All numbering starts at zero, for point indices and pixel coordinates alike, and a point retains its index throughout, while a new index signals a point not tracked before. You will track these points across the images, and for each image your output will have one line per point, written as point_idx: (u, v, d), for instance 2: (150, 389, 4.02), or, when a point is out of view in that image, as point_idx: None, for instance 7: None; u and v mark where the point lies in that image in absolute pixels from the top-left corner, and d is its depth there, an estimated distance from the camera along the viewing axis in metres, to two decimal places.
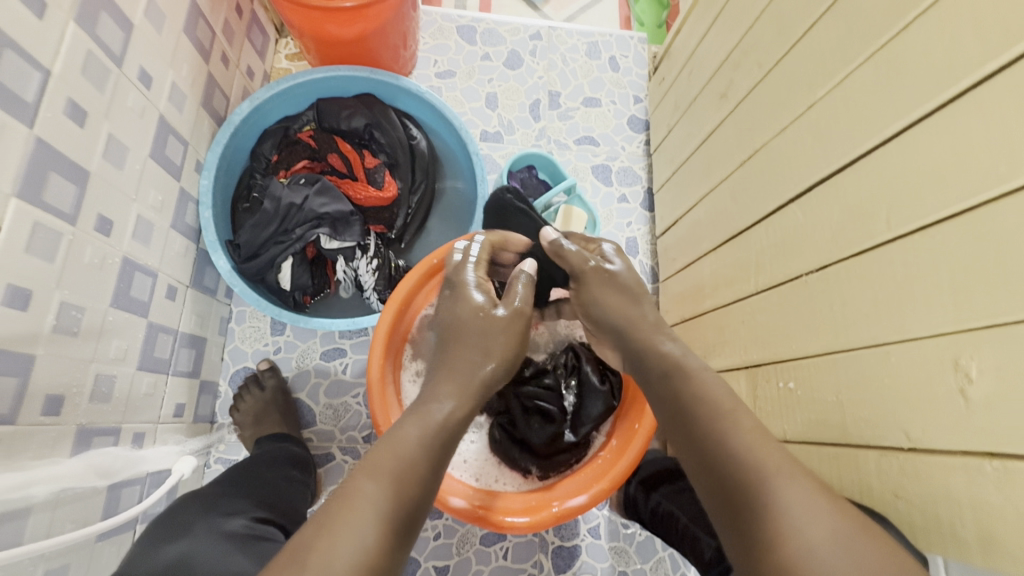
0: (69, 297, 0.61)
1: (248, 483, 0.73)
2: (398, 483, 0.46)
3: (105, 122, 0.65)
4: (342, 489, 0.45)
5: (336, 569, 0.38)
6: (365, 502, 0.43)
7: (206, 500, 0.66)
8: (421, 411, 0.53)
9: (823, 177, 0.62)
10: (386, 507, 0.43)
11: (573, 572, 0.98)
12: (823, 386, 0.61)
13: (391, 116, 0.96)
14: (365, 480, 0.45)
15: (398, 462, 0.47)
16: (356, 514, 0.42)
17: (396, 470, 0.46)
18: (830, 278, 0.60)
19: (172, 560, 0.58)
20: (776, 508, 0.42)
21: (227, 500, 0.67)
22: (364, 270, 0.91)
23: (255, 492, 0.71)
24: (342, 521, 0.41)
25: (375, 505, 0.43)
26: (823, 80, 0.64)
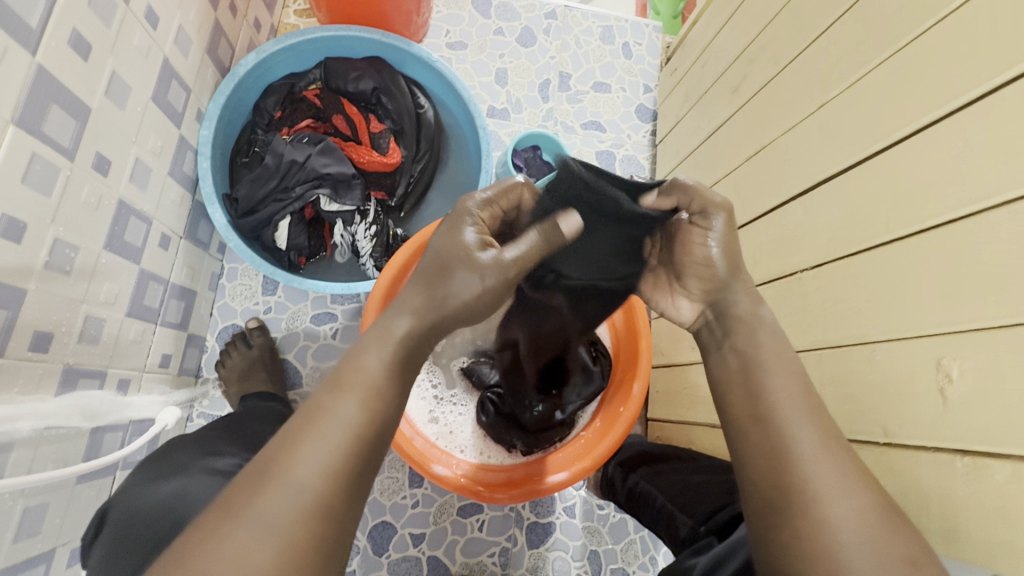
0: (64, 235, 0.60)
1: (241, 432, 0.73)
2: (363, 402, 0.40)
3: (109, 59, 0.63)
4: (307, 407, 0.40)
5: (300, 489, 0.35)
6: (328, 421, 0.39)
7: (203, 444, 0.67)
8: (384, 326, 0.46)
9: (829, 175, 0.63)
10: (352, 423, 0.39)
11: (546, 548, 1.00)
12: (807, 381, 0.62)
13: (400, 82, 0.95)
14: (329, 398, 0.40)
15: (363, 377, 0.42)
16: (317, 438, 0.38)
17: (362, 388, 0.41)
18: (824, 276, 0.61)
19: (164, 496, 0.58)
20: (805, 484, 0.41)
21: (221, 443, 0.68)
22: (362, 236, 0.89)
23: (249, 440, 0.72)
24: (306, 439, 0.38)
25: (340, 428, 0.39)
26: (840, 78, 0.64)
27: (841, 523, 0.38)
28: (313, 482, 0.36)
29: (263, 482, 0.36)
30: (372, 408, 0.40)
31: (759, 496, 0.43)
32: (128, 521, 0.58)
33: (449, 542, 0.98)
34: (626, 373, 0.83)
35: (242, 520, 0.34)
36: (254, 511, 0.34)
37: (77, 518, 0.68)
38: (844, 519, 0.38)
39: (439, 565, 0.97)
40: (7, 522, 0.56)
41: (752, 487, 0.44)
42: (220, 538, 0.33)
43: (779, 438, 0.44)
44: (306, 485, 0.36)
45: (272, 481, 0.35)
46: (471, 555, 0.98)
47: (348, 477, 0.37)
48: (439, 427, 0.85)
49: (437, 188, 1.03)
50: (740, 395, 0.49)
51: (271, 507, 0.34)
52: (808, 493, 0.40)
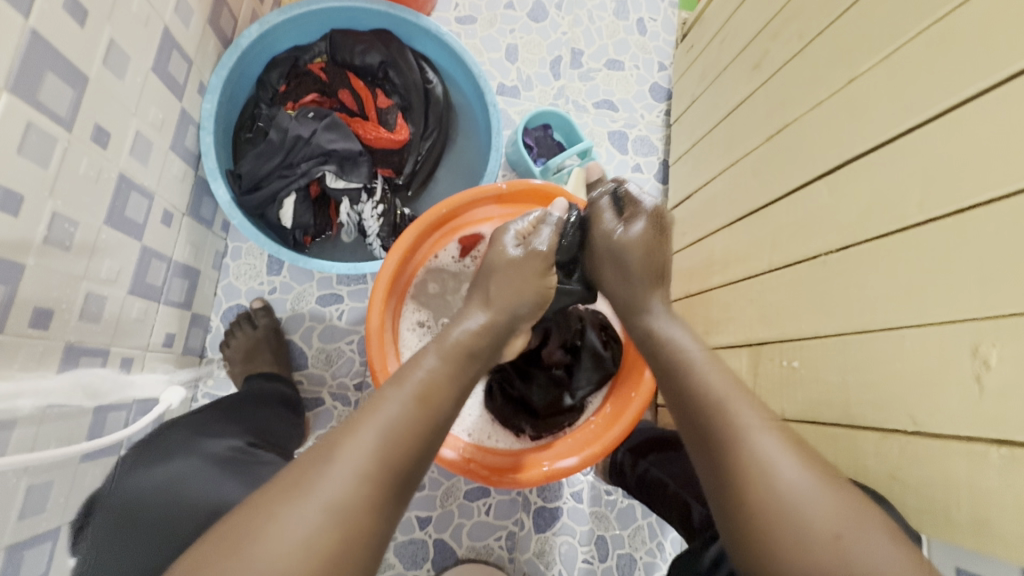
0: (62, 209, 0.58)
1: (238, 413, 0.72)
2: (416, 401, 0.48)
3: (107, 26, 0.60)
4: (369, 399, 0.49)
5: (359, 467, 0.43)
6: (385, 411, 0.47)
7: (194, 424, 0.66)
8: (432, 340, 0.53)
9: (858, 154, 0.60)
10: (403, 417, 0.47)
11: (553, 532, 0.99)
12: (828, 368, 0.60)
13: (408, 56, 0.92)
14: (387, 392, 0.48)
15: (417, 376, 0.51)
16: (373, 425, 0.46)
17: (414, 388, 0.49)
18: (850, 259, 0.59)
19: (161, 480, 0.58)
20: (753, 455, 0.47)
21: (217, 425, 0.67)
22: (369, 215, 0.87)
23: (245, 421, 0.71)
24: (366, 425, 0.45)
25: (395, 417, 0.47)
26: (872, 51, 0.60)
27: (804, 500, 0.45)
28: (366, 462, 0.43)
29: (330, 460, 0.43)
30: (425, 405, 0.49)
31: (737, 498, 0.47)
32: (127, 506, 0.57)
33: (456, 525, 0.97)
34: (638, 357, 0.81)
35: (313, 492, 0.41)
36: (321, 486, 0.41)
37: (83, 497, 0.67)
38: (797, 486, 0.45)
39: (445, 547, 0.97)
40: (12, 500, 0.56)
41: (689, 442, 0.52)
42: (292, 507, 0.40)
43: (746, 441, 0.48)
44: (363, 465, 0.43)
45: (337, 460, 0.43)
46: (477, 539, 0.98)
47: (400, 460, 0.45)
48: None
49: (445, 167, 1.00)
50: (658, 367, 0.58)
51: (335, 481, 0.42)
52: (759, 464, 0.46)
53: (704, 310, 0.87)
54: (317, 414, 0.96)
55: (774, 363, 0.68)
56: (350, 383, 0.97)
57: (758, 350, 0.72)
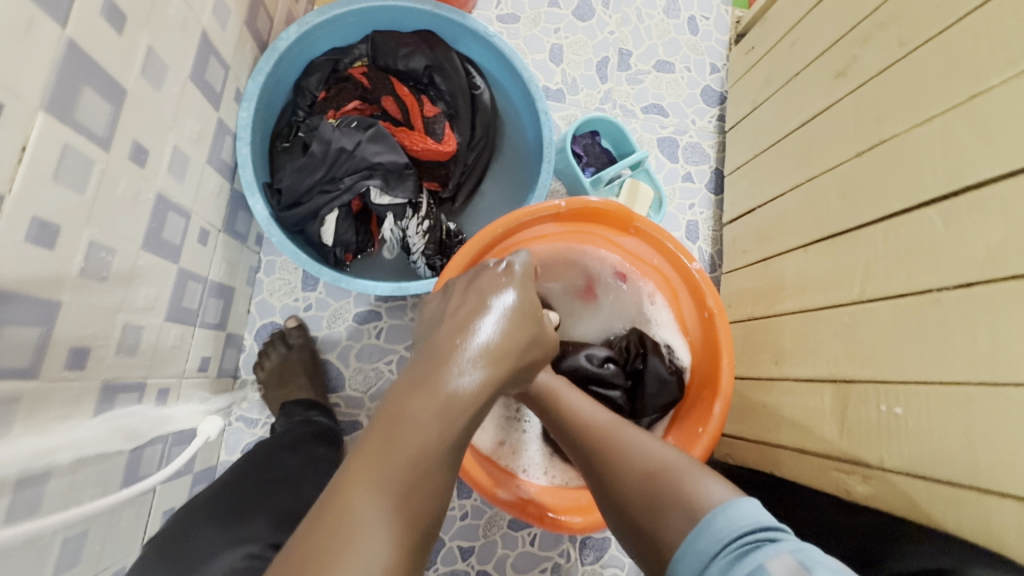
0: (99, 237, 0.52)
1: (262, 486, 0.64)
2: (408, 491, 0.35)
3: (144, 32, 0.55)
4: (335, 495, 0.35)
5: None
6: (365, 516, 0.33)
7: (222, 513, 0.59)
8: (422, 392, 0.39)
9: (984, 179, 0.53)
10: (395, 522, 0.34)
11: (601, 564, 0.94)
12: (945, 419, 0.53)
13: (454, 59, 0.85)
14: (361, 484, 0.35)
15: (402, 452, 0.36)
16: (356, 543, 0.32)
17: (400, 472, 0.36)
18: (973, 299, 0.52)
19: None
20: (594, 423, 0.56)
21: (241, 519, 0.59)
22: (414, 231, 0.82)
23: (272, 497, 0.62)
24: (342, 544, 0.32)
25: (377, 525, 0.33)
26: (1003, 62, 0.53)
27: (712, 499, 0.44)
28: None
29: None
30: (411, 508, 0.35)
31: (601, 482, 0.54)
32: None
33: (499, 556, 0.93)
34: (704, 389, 0.76)
35: None
36: None
37: (119, 540, 0.62)
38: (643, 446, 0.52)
39: None
40: (48, 557, 0.51)
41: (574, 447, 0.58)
42: None
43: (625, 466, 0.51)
44: None
45: None
46: (522, 570, 0.93)
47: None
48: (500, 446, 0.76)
49: (490, 178, 0.94)
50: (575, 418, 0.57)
51: None
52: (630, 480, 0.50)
53: (774, 337, 0.81)
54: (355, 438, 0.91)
55: (867, 406, 0.62)
56: None
57: (845, 389, 0.66)
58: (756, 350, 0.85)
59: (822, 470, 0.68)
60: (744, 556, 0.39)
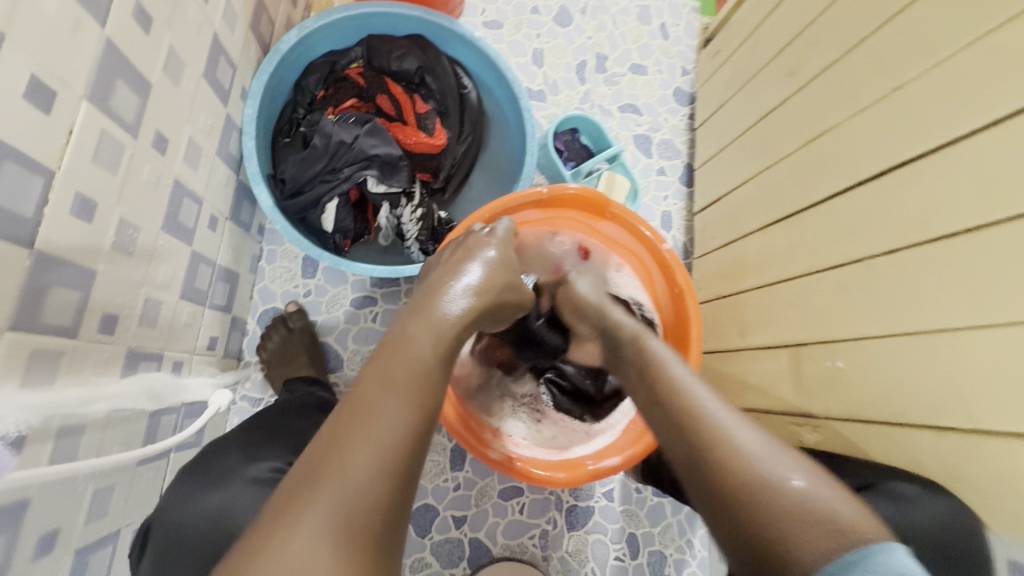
0: (127, 215, 0.58)
1: (276, 432, 0.70)
2: (410, 396, 0.41)
3: (167, 33, 0.61)
4: (350, 401, 0.40)
5: (349, 489, 0.36)
6: (375, 418, 0.39)
7: (245, 445, 0.66)
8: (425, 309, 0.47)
9: (906, 159, 0.62)
10: (399, 422, 0.39)
11: (585, 530, 1.01)
12: (878, 368, 0.61)
13: (444, 61, 0.93)
14: (373, 392, 0.40)
15: (404, 366, 0.42)
16: (366, 436, 0.38)
17: (404, 385, 0.41)
18: (898, 263, 0.60)
19: (211, 511, 0.58)
20: (696, 398, 0.49)
21: (261, 448, 0.66)
22: (408, 218, 0.88)
23: (286, 439, 0.69)
24: (353, 436, 0.38)
25: (383, 426, 0.39)
26: (918, 59, 0.62)
27: (799, 490, 0.40)
28: (360, 483, 0.36)
29: (313, 486, 0.36)
30: (418, 398, 0.41)
31: (682, 461, 0.46)
32: (172, 537, 0.58)
33: (490, 524, 0.99)
34: (678, 359, 0.82)
35: (302, 525, 0.35)
36: (309, 516, 0.35)
37: (139, 499, 0.67)
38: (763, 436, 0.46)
39: (480, 546, 0.98)
40: (80, 503, 0.56)
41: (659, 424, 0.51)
42: (279, 544, 0.34)
43: (721, 443, 0.45)
44: (356, 487, 0.36)
45: (322, 485, 0.36)
46: (512, 537, 0.99)
47: (395, 477, 0.38)
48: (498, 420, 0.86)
49: (478, 171, 1.01)
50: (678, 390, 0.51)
51: (325, 513, 0.35)
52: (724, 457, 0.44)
53: (739, 312, 0.89)
54: None
55: (817, 363, 0.70)
56: None
57: (799, 351, 0.74)
58: (724, 325, 0.93)
59: (780, 426, 0.76)
60: None
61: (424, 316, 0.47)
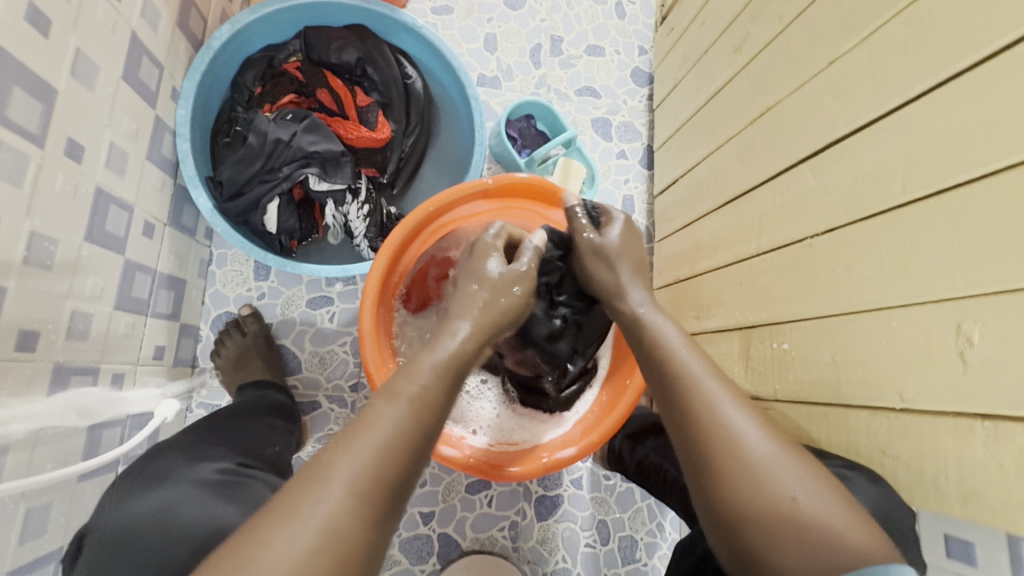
0: (41, 228, 0.56)
1: (227, 431, 0.69)
2: (413, 409, 0.46)
3: (73, 35, 0.59)
4: (363, 412, 0.46)
5: (353, 488, 0.40)
6: (379, 424, 0.44)
7: (184, 446, 0.63)
8: (433, 340, 0.53)
9: (842, 136, 0.60)
10: (402, 429, 0.44)
11: (555, 519, 1.01)
12: (820, 350, 0.61)
13: (385, 51, 0.90)
14: (383, 405, 0.46)
15: (412, 385, 0.48)
16: (371, 439, 0.43)
17: (410, 397, 0.46)
18: (835, 241, 0.59)
19: (154, 509, 0.55)
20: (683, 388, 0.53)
21: (203, 447, 0.64)
22: (354, 216, 0.86)
23: (234, 440, 0.67)
24: (361, 437, 0.43)
25: (390, 431, 0.44)
26: (852, 31, 0.60)
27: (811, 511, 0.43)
28: (362, 480, 0.41)
29: (321, 482, 0.40)
30: (422, 413, 0.46)
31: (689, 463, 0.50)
32: (120, 531, 0.54)
33: (458, 518, 0.99)
34: None
35: (306, 519, 0.38)
36: (312, 510, 0.39)
37: (84, 516, 0.66)
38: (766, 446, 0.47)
39: (449, 540, 0.98)
40: (10, 525, 0.55)
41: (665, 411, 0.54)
42: (279, 535, 0.37)
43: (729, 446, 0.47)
44: (356, 486, 0.40)
45: (331, 482, 0.40)
46: (481, 530, 0.99)
47: (392, 479, 0.42)
48: (465, 428, 0.82)
49: (429, 163, 0.99)
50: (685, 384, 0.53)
51: (326, 505, 0.39)
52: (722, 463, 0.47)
53: (695, 295, 0.88)
54: (314, 417, 0.96)
55: (765, 345, 0.70)
56: (346, 384, 0.97)
57: (749, 334, 0.73)
58: (683, 310, 0.92)
59: None
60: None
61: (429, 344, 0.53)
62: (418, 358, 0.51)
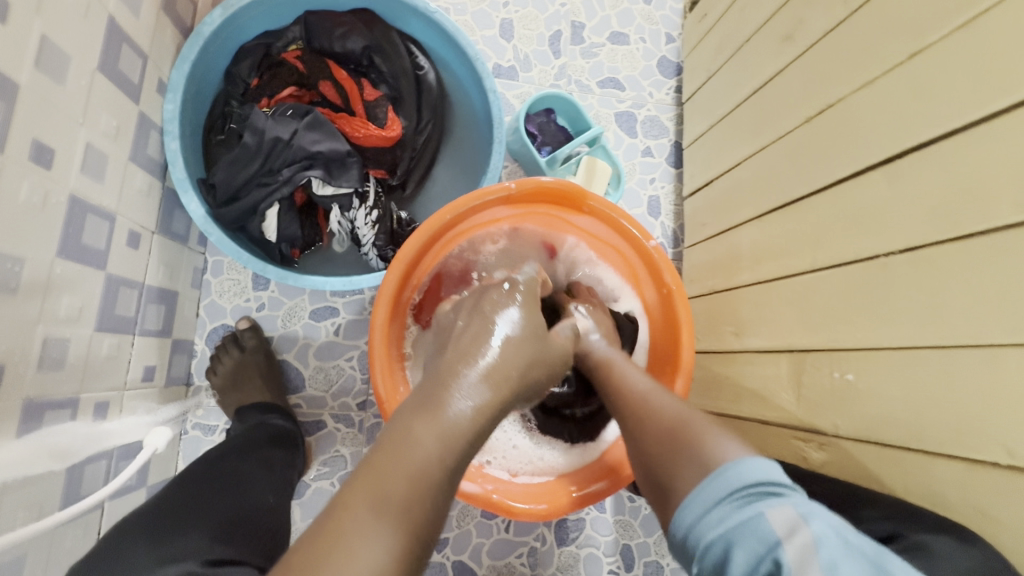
0: (2, 245, 0.48)
1: (207, 496, 0.60)
2: (405, 523, 0.34)
3: (36, 19, 0.50)
4: (334, 525, 0.33)
5: None
6: (359, 550, 0.32)
7: (154, 534, 0.54)
8: (430, 401, 0.40)
9: (927, 140, 0.52)
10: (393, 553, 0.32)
11: (576, 545, 0.95)
12: (897, 385, 0.53)
13: (394, 39, 0.81)
14: (364, 515, 0.33)
15: (405, 476, 0.35)
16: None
17: (401, 500, 0.34)
18: (919, 262, 0.52)
19: None
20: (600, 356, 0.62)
21: (176, 534, 0.54)
22: (362, 222, 0.78)
23: (211, 512, 0.58)
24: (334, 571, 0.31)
25: (375, 558, 0.32)
26: (943, 18, 0.52)
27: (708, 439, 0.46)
28: None
29: None
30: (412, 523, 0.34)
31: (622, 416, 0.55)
32: None
33: (474, 545, 0.92)
34: (667, 362, 0.73)
35: None
36: None
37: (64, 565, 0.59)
38: (676, 408, 0.51)
39: (464, 569, 0.92)
40: None
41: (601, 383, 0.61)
42: None
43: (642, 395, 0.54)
44: None
45: None
46: (498, 557, 0.93)
47: None
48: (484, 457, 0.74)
49: (441, 163, 0.91)
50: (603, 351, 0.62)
51: None
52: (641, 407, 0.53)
53: (735, 309, 0.80)
54: (319, 438, 0.89)
55: (822, 374, 0.62)
56: (353, 402, 0.90)
57: (801, 359, 0.66)
58: (720, 324, 0.85)
59: (782, 440, 0.69)
60: (747, 504, 0.39)
61: (429, 410, 0.39)
62: (414, 431, 0.38)
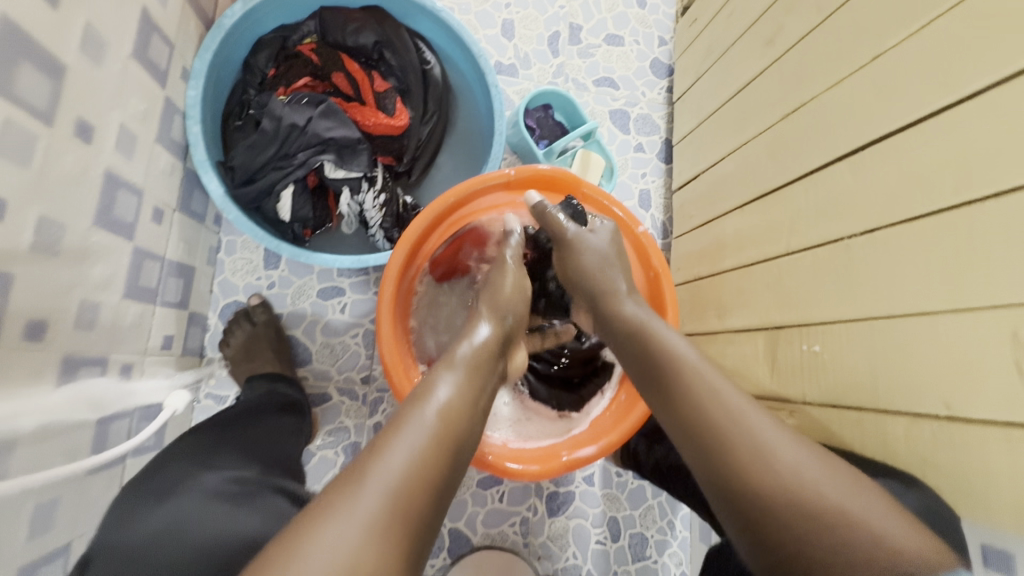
0: (49, 212, 0.54)
1: (237, 442, 0.67)
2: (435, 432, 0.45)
3: (82, 7, 0.55)
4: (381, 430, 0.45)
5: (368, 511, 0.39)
6: (395, 446, 0.43)
7: (199, 457, 0.63)
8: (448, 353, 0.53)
9: (885, 134, 0.58)
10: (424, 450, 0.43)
11: (565, 516, 1.00)
12: (856, 354, 0.59)
13: (403, 34, 0.86)
14: (404, 420, 0.45)
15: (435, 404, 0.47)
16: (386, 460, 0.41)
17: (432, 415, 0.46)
18: (876, 242, 0.58)
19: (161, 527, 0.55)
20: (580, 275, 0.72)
21: (220, 457, 0.64)
22: (370, 205, 0.83)
23: (249, 449, 0.67)
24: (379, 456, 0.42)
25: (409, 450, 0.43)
26: (900, 25, 0.58)
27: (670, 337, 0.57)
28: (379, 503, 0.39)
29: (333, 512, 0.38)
30: (445, 433, 0.45)
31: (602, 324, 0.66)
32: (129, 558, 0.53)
33: (469, 513, 0.98)
34: None
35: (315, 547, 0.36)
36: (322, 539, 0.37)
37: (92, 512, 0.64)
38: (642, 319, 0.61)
39: (459, 536, 0.97)
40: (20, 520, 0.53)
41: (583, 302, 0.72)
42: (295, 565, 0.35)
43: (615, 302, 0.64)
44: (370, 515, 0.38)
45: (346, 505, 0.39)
46: (492, 526, 0.98)
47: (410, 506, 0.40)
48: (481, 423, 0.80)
49: (445, 152, 0.97)
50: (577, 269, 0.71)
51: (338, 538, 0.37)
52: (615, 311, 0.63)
53: (717, 293, 0.86)
54: (325, 409, 0.94)
55: (793, 347, 0.68)
56: (357, 376, 0.95)
57: (774, 335, 0.72)
58: (704, 308, 0.90)
59: None
60: None
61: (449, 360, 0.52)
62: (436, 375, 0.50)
